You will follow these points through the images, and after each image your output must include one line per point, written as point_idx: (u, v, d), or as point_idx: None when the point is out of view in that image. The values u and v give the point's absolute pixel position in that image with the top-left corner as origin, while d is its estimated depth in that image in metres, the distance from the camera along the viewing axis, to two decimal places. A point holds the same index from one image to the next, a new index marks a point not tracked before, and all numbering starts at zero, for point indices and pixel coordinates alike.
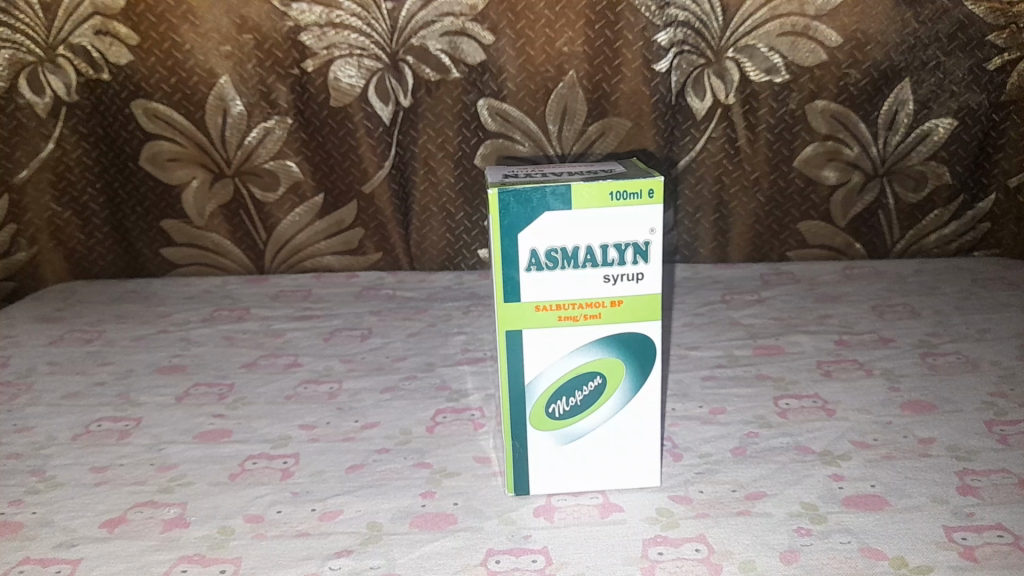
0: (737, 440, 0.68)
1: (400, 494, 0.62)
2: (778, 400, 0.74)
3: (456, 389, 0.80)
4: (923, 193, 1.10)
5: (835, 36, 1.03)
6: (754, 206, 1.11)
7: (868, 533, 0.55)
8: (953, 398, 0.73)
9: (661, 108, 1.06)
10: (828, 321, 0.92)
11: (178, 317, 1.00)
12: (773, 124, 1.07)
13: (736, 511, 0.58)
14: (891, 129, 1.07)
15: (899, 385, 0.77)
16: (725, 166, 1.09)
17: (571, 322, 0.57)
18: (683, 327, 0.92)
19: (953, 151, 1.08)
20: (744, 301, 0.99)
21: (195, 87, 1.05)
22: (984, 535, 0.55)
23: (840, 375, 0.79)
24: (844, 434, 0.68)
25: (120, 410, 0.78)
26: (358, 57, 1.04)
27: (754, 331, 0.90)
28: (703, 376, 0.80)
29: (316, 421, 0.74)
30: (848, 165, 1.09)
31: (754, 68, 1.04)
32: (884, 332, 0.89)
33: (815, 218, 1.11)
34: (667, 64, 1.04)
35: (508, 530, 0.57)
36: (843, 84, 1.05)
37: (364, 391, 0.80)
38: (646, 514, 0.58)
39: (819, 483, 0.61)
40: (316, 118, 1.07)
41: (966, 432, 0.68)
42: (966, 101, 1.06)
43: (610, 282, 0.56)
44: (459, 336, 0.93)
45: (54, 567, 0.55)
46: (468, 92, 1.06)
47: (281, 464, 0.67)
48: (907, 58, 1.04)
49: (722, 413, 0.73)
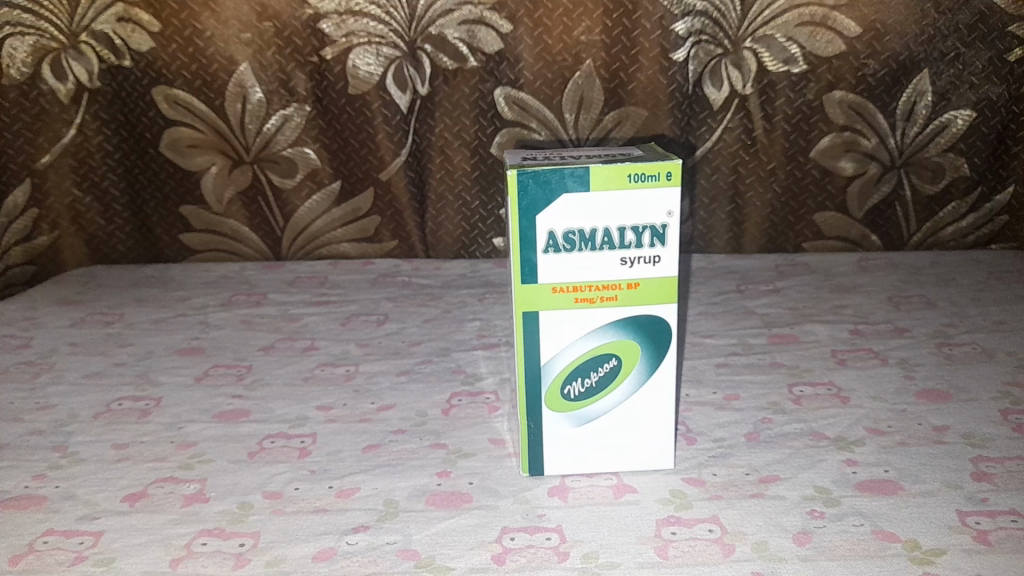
0: (751, 425, 0.68)
1: (416, 473, 0.63)
2: (792, 388, 0.75)
3: (471, 373, 0.81)
4: (941, 184, 1.09)
5: (854, 26, 1.02)
6: (770, 197, 1.10)
7: (881, 516, 0.56)
8: (968, 387, 0.73)
9: (678, 97, 1.06)
10: (843, 311, 0.92)
11: (196, 301, 1.01)
12: (790, 114, 1.06)
13: (750, 493, 0.58)
14: (909, 120, 1.06)
15: (914, 374, 0.77)
16: (740, 157, 1.09)
17: (588, 304, 0.58)
18: (698, 316, 0.92)
19: (972, 143, 1.08)
20: (759, 291, 0.99)
21: (215, 74, 1.06)
22: (998, 520, 0.55)
23: (854, 363, 0.79)
24: (858, 421, 0.68)
25: (140, 389, 0.79)
26: (377, 45, 1.05)
27: (769, 320, 0.90)
28: (717, 363, 0.80)
29: (333, 403, 0.75)
30: (865, 156, 1.08)
31: (772, 58, 1.04)
32: (900, 322, 0.89)
33: (832, 210, 1.11)
34: (684, 53, 1.04)
35: (522, 509, 0.58)
36: (861, 74, 1.04)
37: (381, 374, 0.81)
38: (660, 496, 0.59)
39: (833, 467, 0.61)
40: (334, 106, 1.07)
41: (980, 420, 0.68)
42: (985, 92, 1.05)
43: (627, 264, 0.57)
44: (474, 322, 0.94)
45: (77, 538, 0.56)
46: (485, 81, 1.06)
47: (298, 443, 0.68)
48: (926, 48, 1.03)
49: (736, 399, 0.73)
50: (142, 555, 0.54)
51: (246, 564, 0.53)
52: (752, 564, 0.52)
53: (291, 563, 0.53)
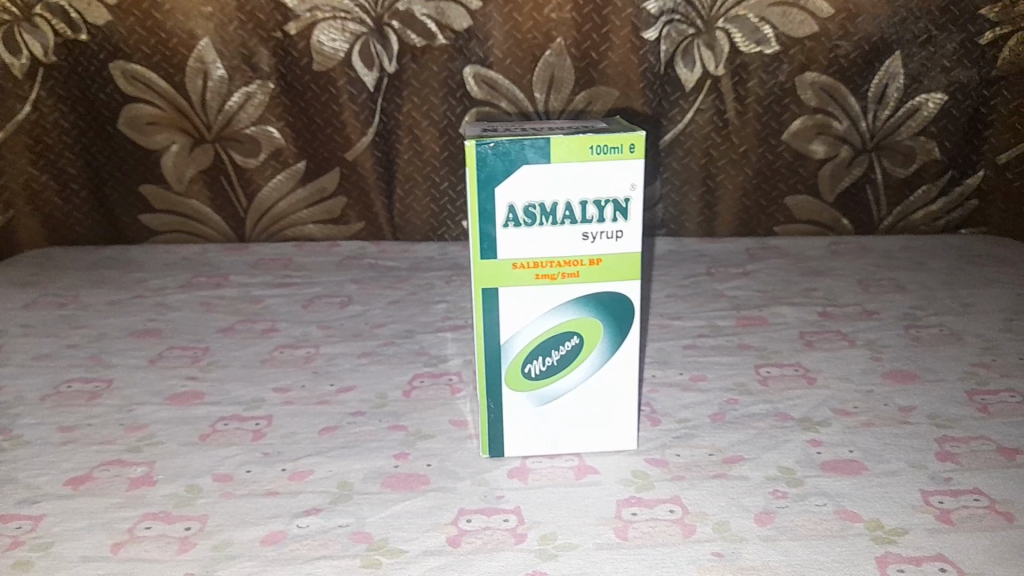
0: (716, 406, 0.67)
1: (373, 455, 0.61)
2: (759, 369, 0.74)
3: (434, 355, 0.79)
4: (912, 168, 1.09)
5: (827, 7, 1.01)
6: (741, 179, 1.09)
7: (844, 496, 0.55)
8: (935, 368, 0.73)
9: (649, 77, 1.05)
10: (812, 294, 0.91)
11: (155, 282, 0.98)
12: (762, 96, 1.05)
13: (713, 474, 0.57)
14: (881, 103, 1.06)
15: (881, 355, 0.76)
16: (712, 139, 1.08)
17: (550, 281, 0.56)
18: (667, 298, 0.91)
19: (942, 126, 1.07)
20: (729, 273, 0.98)
21: (174, 49, 1.03)
22: (961, 499, 0.54)
23: (822, 345, 0.78)
24: (824, 402, 0.68)
25: (92, 371, 0.76)
26: (342, 21, 1.02)
27: (738, 302, 0.89)
28: (685, 345, 0.79)
29: (291, 385, 0.73)
30: (837, 139, 1.07)
31: (744, 39, 1.03)
32: (869, 304, 0.88)
33: (803, 193, 1.10)
34: (656, 32, 1.03)
35: (480, 491, 0.56)
36: (834, 56, 1.03)
37: (342, 356, 0.79)
38: (621, 476, 0.57)
39: (798, 448, 0.61)
40: (299, 83, 1.05)
41: (946, 400, 0.67)
42: (957, 75, 1.05)
43: (589, 240, 0.55)
44: (440, 305, 0.92)
45: (15, 522, 0.54)
46: (455, 59, 1.04)
47: (253, 425, 0.66)
48: (898, 30, 1.03)
49: (703, 380, 0.72)
50: (82, 539, 0.52)
51: (190, 548, 0.51)
52: (712, 545, 0.50)
53: (239, 546, 0.51)
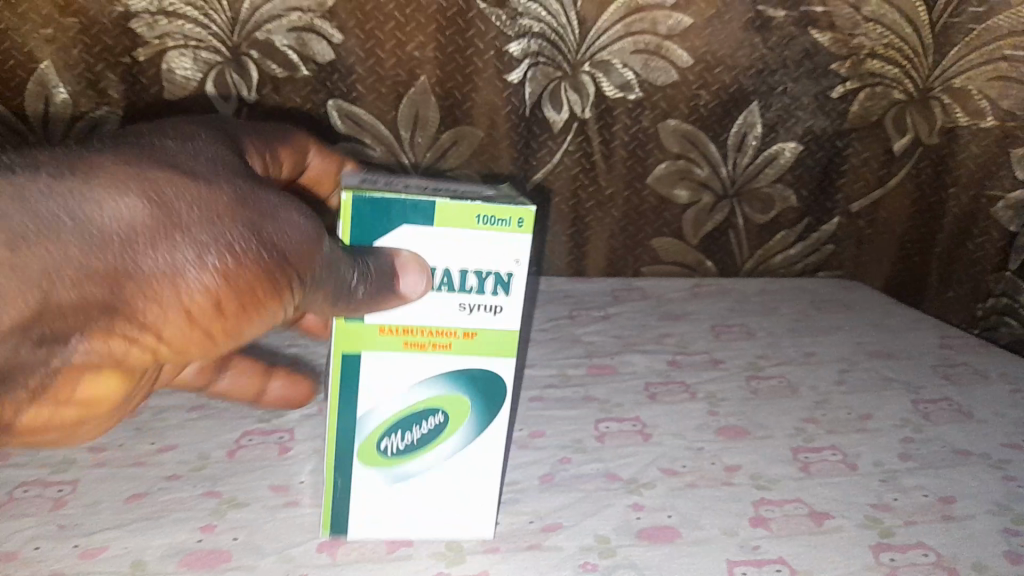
0: (547, 466, 0.67)
1: (176, 528, 0.58)
2: (598, 424, 0.74)
3: (271, 409, 0.75)
4: (771, 214, 1.13)
5: (685, 56, 1.03)
6: (609, 222, 1.11)
7: (651, 567, 0.55)
8: (766, 423, 0.75)
9: (515, 119, 1.04)
10: (666, 341, 0.93)
11: None
12: (627, 140, 1.07)
13: (526, 545, 0.57)
14: (740, 151, 1.08)
15: (718, 409, 0.77)
16: (580, 180, 1.08)
17: (417, 350, 0.53)
18: (523, 344, 0.91)
19: (799, 175, 1.11)
20: (590, 317, 0.99)
21: (12, 71, 0.94)
22: (763, 570, 0.55)
23: (664, 398, 0.79)
24: (654, 460, 0.68)
25: None
26: (194, 49, 0.97)
27: (592, 349, 0.90)
28: (531, 397, 0.79)
29: (107, 443, 0.69)
30: (699, 185, 1.10)
31: (609, 84, 1.03)
32: (717, 352, 0.90)
33: (668, 235, 1.13)
34: (520, 75, 1.02)
35: (283, 568, 0.54)
36: (694, 104, 1.05)
37: (170, 409, 0.74)
38: (433, 550, 0.56)
39: (618, 513, 0.61)
40: (150, 113, 0.99)
41: (770, 459, 0.69)
42: (812, 127, 1.08)
43: (466, 310, 0.53)
44: (290, 348, 0.88)
45: None
46: (318, 91, 1.01)
47: (54, 493, 0.61)
48: (756, 82, 1.05)
49: (541, 437, 0.71)
50: None
51: None
52: None
53: None
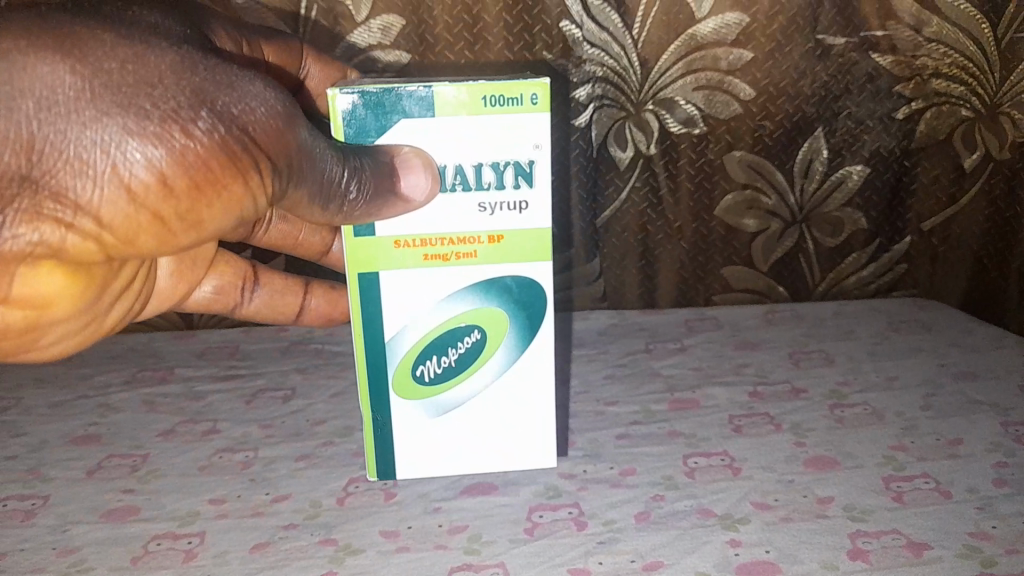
0: (641, 504, 0.69)
1: None
2: (687, 459, 0.76)
3: None
4: (841, 237, 1.13)
5: (748, 89, 1.05)
6: (678, 252, 1.13)
7: None
8: (855, 453, 0.75)
9: (583, 160, 1.07)
10: (744, 371, 0.94)
11: (99, 379, 0.98)
12: (693, 173, 1.09)
13: None
14: (808, 177, 1.09)
15: (805, 440, 0.78)
16: (648, 215, 1.11)
17: (440, 260, 0.65)
18: (605, 380, 0.93)
19: (867, 197, 1.11)
20: (667, 349, 1.01)
21: None
22: None
23: (749, 431, 0.80)
24: (746, 495, 0.70)
25: (28, 487, 0.76)
26: None
27: (672, 383, 0.91)
28: (617, 435, 0.81)
29: (226, 495, 0.74)
30: (767, 213, 1.11)
31: (674, 121, 1.06)
32: (798, 381, 0.91)
33: (738, 263, 1.14)
34: (586, 118, 1.06)
35: None
36: (758, 135, 1.07)
37: (279, 460, 0.79)
38: None
39: (716, 550, 0.62)
40: None
41: (862, 490, 0.70)
42: (879, 148, 1.09)
43: (486, 210, 0.64)
44: None
45: None
46: None
47: (185, 545, 0.66)
48: (819, 109, 1.06)
49: (632, 474, 0.74)
50: None
51: None
52: None
53: None
